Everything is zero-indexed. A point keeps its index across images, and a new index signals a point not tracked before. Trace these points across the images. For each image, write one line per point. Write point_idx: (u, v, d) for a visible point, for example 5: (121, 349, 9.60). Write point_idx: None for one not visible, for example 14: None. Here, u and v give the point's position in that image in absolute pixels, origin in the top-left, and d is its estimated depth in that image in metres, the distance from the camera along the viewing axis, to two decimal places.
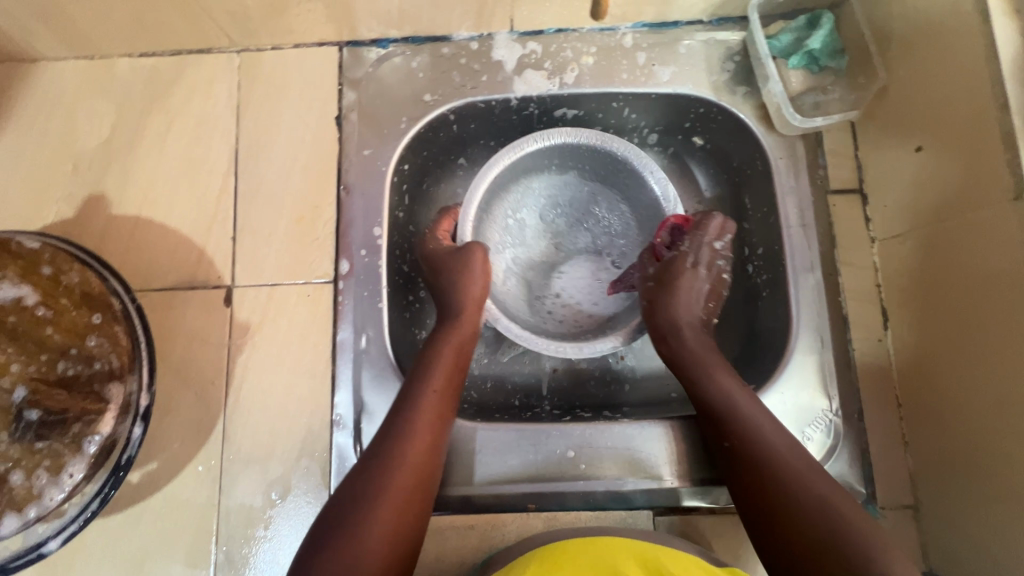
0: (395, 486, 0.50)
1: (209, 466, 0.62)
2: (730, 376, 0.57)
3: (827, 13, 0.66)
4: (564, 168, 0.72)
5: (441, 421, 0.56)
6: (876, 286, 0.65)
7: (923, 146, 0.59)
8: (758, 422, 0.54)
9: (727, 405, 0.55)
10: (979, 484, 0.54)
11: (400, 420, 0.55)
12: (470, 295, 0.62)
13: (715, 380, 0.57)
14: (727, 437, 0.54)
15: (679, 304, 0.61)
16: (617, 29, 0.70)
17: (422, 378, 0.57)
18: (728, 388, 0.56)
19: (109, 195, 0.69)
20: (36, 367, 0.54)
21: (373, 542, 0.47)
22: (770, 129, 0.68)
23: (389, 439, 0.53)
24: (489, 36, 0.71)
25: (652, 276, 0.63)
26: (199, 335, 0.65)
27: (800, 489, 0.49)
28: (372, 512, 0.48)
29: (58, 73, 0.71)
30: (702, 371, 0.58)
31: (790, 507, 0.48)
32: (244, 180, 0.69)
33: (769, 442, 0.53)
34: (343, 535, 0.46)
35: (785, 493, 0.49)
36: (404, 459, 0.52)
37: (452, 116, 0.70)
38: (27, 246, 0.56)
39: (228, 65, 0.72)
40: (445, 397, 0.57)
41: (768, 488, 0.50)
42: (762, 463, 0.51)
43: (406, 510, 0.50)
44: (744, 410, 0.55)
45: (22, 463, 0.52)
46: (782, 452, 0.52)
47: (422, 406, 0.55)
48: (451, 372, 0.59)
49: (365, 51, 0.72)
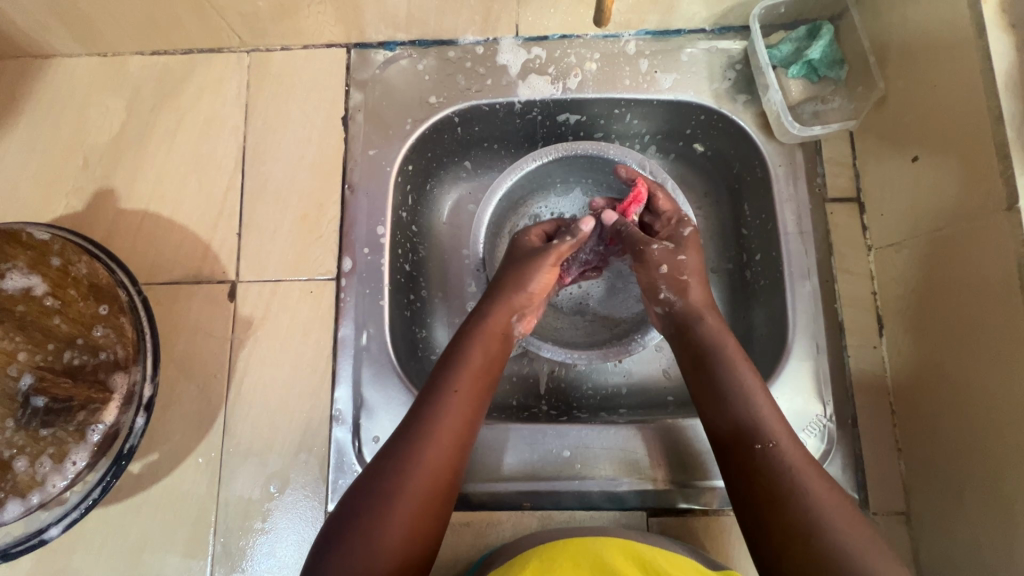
0: (409, 492, 0.49)
1: (209, 458, 0.63)
2: (766, 396, 0.54)
3: (827, 24, 0.67)
4: (568, 185, 0.76)
5: (467, 424, 0.54)
6: (872, 293, 0.66)
7: (919, 156, 0.60)
8: (784, 431, 0.52)
9: (756, 410, 0.53)
10: (972, 491, 0.54)
11: (419, 421, 0.52)
12: (518, 295, 0.61)
13: (746, 383, 0.55)
14: (759, 439, 0.52)
15: (698, 287, 0.61)
16: (620, 36, 0.71)
17: (447, 377, 0.55)
18: (765, 409, 0.53)
19: (118, 189, 0.70)
20: (43, 356, 0.55)
21: (385, 551, 0.46)
22: (770, 137, 0.69)
23: (405, 446, 0.51)
24: (494, 41, 0.72)
25: (680, 248, 0.63)
26: (203, 329, 0.66)
27: (824, 507, 0.47)
28: (387, 520, 0.47)
29: (71, 69, 0.73)
30: (729, 370, 0.56)
31: (808, 522, 0.46)
32: (251, 177, 0.70)
33: (795, 452, 0.51)
34: (355, 545, 0.46)
35: (806, 509, 0.47)
36: (420, 463, 0.50)
37: (456, 119, 0.71)
38: (37, 237, 0.58)
39: (238, 65, 0.73)
40: (472, 398, 0.55)
41: (784, 498, 0.48)
42: (789, 472, 0.49)
43: (422, 517, 0.49)
44: (771, 419, 0.53)
45: (26, 450, 0.53)
46: (805, 466, 0.50)
47: (444, 408, 0.53)
48: (478, 372, 0.56)
49: (372, 53, 0.73)
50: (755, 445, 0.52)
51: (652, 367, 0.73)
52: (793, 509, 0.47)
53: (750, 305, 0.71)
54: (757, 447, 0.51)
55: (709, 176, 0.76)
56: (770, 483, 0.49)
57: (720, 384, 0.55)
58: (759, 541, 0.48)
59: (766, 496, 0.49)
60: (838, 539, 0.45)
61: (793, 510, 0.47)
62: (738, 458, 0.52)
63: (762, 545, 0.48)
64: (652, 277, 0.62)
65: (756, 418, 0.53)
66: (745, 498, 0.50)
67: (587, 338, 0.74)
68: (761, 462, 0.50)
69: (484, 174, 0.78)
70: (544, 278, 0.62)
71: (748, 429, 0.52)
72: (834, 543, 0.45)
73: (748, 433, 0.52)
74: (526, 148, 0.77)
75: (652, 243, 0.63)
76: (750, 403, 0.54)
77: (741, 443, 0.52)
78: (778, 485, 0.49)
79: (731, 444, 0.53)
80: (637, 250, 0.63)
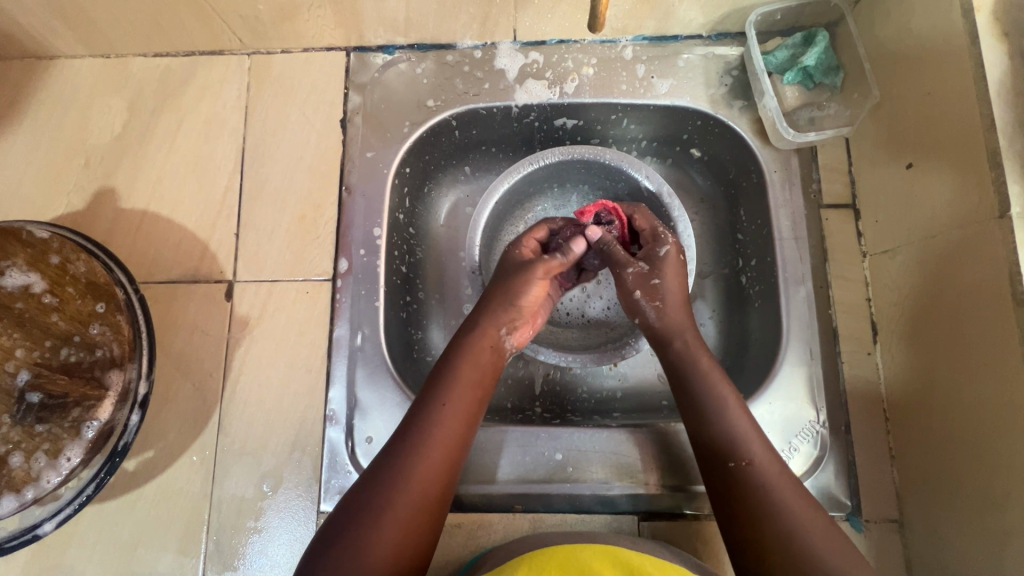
0: (400, 503, 0.49)
1: (203, 457, 0.63)
2: (743, 412, 0.54)
3: (823, 31, 0.67)
4: (564, 191, 0.77)
5: (459, 436, 0.54)
6: (867, 300, 0.66)
7: (913, 163, 0.60)
8: (760, 446, 0.52)
9: (732, 427, 0.53)
10: (964, 499, 0.54)
11: (413, 432, 0.53)
12: (511, 308, 0.61)
13: (721, 399, 0.55)
14: (733, 457, 0.52)
15: (675, 308, 0.60)
16: (617, 41, 0.72)
17: (441, 389, 0.55)
18: (740, 425, 0.53)
19: (119, 189, 0.71)
20: (40, 352, 0.56)
21: (376, 560, 0.46)
22: (765, 143, 0.69)
23: (398, 457, 0.51)
24: (492, 45, 0.72)
25: (654, 271, 0.61)
26: (199, 327, 0.66)
27: (796, 524, 0.47)
28: (376, 530, 0.48)
29: (75, 70, 0.74)
30: (704, 385, 0.56)
31: (780, 539, 0.47)
32: (250, 178, 0.71)
33: (770, 467, 0.51)
34: (345, 552, 0.46)
35: (781, 528, 0.47)
36: (412, 473, 0.51)
37: (454, 122, 0.72)
38: (37, 235, 0.59)
39: (238, 67, 0.74)
40: (464, 409, 0.55)
41: (760, 515, 0.48)
42: (763, 490, 0.50)
43: (414, 526, 0.49)
44: (748, 435, 0.53)
45: (22, 446, 0.54)
46: (779, 482, 0.50)
47: (436, 419, 0.54)
48: (471, 384, 0.57)
49: (371, 56, 0.73)
50: (728, 463, 0.52)
51: (648, 371, 0.73)
52: (766, 525, 0.48)
53: (744, 310, 0.71)
54: (732, 464, 0.52)
55: (704, 180, 0.76)
56: (744, 501, 0.50)
57: (698, 401, 0.55)
58: (740, 555, 0.49)
59: (742, 514, 0.49)
60: (809, 556, 0.46)
61: (767, 528, 0.48)
62: (716, 477, 0.52)
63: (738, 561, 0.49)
64: (625, 299, 0.62)
65: (730, 435, 0.53)
66: (722, 513, 0.51)
67: (584, 341, 0.74)
68: (737, 479, 0.51)
69: (482, 177, 0.78)
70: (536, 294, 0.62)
71: (723, 447, 0.53)
72: (807, 559, 0.46)
73: (724, 450, 0.52)
74: (523, 151, 0.78)
75: (625, 268, 0.62)
76: (725, 419, 0.54)
77: (717, 461, 0.53)
78: (756, 503, 0.49)
79: (708, 462, 0.53)
80: (615, 270, 0.63)
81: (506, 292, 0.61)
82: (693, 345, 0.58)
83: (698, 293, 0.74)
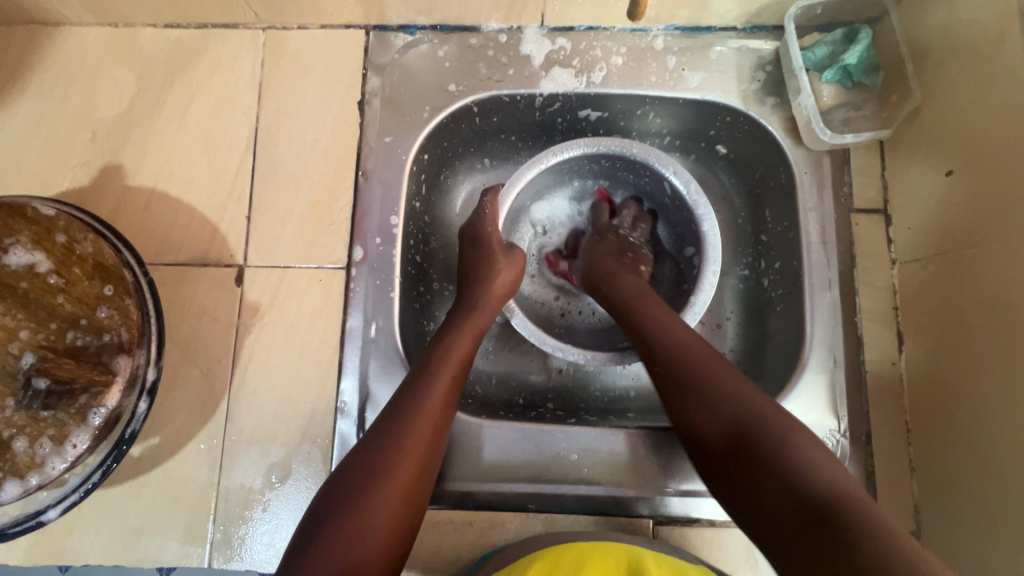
0: (399, 472, 0.47)
1: (211, 445, 0.62)
2: (661, 309, 0.57)
3: (866, 28, 0.64)
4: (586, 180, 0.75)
5: (449, 405, 0.53)
6: (894, 308, 0.64)
7: (954, 170, 0.58)
8: (684, 336, 0.54)
9: (659, 326, 0.55)
10: (990, 518, 0.53)
11: (408, 405, 0.51)
12: (492, 284, 0.62)
13: (645, 307, 0.57)
14: (659, 363, 0.53)
15: (597, 261, 0.65)
16: (649, 30, 0.69)
17: (432, 365, 0.54)
18: (659, 322, 0.55)
19: (126, 165, 0.68)
20: (45, 335, 0.54)
21: (375, 532, 0.44)
22: (797, 142, 0.67)
23: (394, 428, 0.49)
24: (518, 30, 0.69)
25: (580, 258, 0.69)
26: (208, 312, 0.64)
27: (835, 492, 0.41)
28: (374, 502, 0.45)
29: (80, 39, 0.71)
30: (634, 306, 0.58)
31: (733, 418, 0.47)
32: (262, 159, 0.68)
33: (696, 351, 0.52)
34: (346, 522, 0.44)
35: (726, 412, 0.48)
36: (409, 444, 0.49)
37: (475, 108, 0.69)
38: (42, 212, 0.56)
39: (252, 42, 0.71)
40: (456, 383, 0.54)
41: (709, 407, 0.48)
42: (697, 379, 0.50)
43: (413, 494, 0.48)
44: (674, 331, 0.54)
45: (26, 431, 0.52)
46: (710, 363, 0.51)
47: (430, 393, 0.52)
48: (464, 355, 0.56)
49: (391, 36, 0.70)
50: (657, 371, 0.53)
51: None
52: (765, 477, 0.44)
53: (765, 313, 0.70)
54: (682, 381, 0.51)
55: (730, 178, 0.74)
56: (689, 400, 0.50)
57: (629, 318, 0.57)
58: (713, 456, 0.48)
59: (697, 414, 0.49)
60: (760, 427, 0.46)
61: (724, 423, 0.47)
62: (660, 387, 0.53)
63: (710, 459, 0.48)
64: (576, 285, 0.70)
65: (654, 339, 0.54)
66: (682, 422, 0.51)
67: (600, 341, 0.72)
68: (670, 381, 0.52)
69: (500, 167, 0.77)
70: (506, 274, 0.63)
71: (651, 354, 0.54)
72: (752, 424, 0.46)
73: (652, 358, 0.54)
74: (544, 142, 0.76)
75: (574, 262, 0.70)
76: (648, 321, 0.56)
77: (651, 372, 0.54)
78: (698, 394, 0.49)
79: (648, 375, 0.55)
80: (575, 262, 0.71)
81: (480, 270, 0.63)
82: (625, 283, 0.60)
83: (717, 295, 0.73)
